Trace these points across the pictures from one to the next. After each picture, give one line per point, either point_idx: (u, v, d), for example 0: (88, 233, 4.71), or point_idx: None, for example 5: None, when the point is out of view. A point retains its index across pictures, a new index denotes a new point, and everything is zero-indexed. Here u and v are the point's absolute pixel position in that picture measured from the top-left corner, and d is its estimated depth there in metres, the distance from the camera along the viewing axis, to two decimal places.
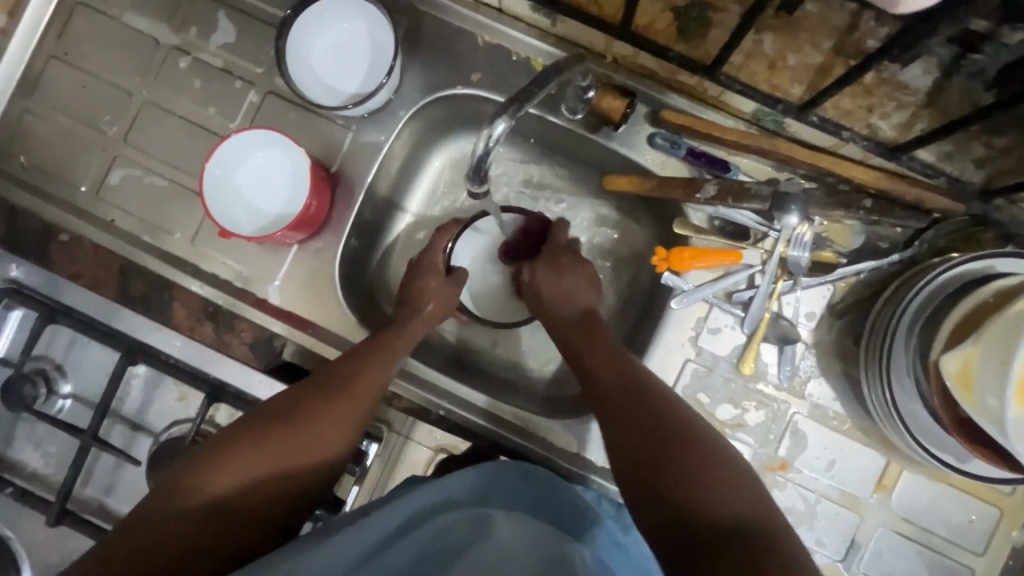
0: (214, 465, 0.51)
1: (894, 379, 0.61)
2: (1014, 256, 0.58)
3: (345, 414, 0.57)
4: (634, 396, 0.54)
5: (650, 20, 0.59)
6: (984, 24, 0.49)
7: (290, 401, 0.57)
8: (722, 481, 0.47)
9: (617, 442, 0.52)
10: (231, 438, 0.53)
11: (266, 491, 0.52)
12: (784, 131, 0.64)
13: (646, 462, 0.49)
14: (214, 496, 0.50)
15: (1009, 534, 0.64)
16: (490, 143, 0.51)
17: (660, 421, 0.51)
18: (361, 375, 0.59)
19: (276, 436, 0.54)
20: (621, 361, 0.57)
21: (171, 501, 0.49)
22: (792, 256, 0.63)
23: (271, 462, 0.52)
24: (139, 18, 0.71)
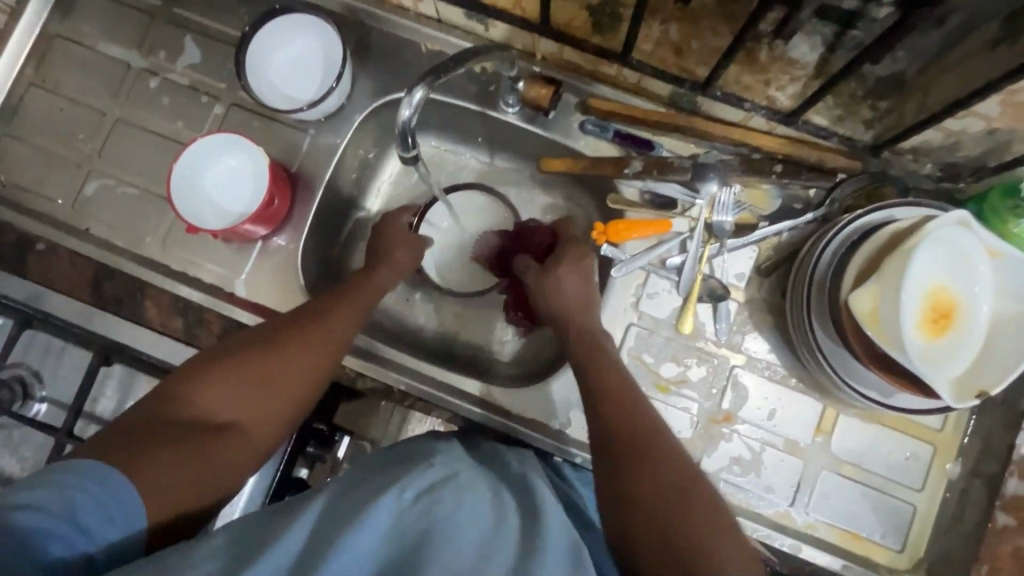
0: (197, 380, 0.57)
1: (816, 322, 0.65)
2: (909, 204, 0.64)
3: (323, 341, 0.62)
4: (629, 429, 0.54)
5: (568, 19, 0.66)
6: (854, 3, 0.52)
7: (271, 331, 0.62)
8: (723, 569, 0.45)
9: (606, 467, 0.53)
10: (215, 359, 0.59)
11: (245, 406, 0.57)
12: (699, 109, 0.71)
13: (650, 511, 0.49)
14: (196, 404, 0.56)
15: (944, 468, 0.68)
16: (411, 109, 0.57)
17: (663, 457, 0.52)
18: (340, 311, 0.65)
19: (259, 361, 0.59)
20: (624, 382, 0.58)
21: (158, 409, 0.55)
22: (716, 221, 0.69)
23: (251, 385, 0.58)
24: (113, 46, 0.78)
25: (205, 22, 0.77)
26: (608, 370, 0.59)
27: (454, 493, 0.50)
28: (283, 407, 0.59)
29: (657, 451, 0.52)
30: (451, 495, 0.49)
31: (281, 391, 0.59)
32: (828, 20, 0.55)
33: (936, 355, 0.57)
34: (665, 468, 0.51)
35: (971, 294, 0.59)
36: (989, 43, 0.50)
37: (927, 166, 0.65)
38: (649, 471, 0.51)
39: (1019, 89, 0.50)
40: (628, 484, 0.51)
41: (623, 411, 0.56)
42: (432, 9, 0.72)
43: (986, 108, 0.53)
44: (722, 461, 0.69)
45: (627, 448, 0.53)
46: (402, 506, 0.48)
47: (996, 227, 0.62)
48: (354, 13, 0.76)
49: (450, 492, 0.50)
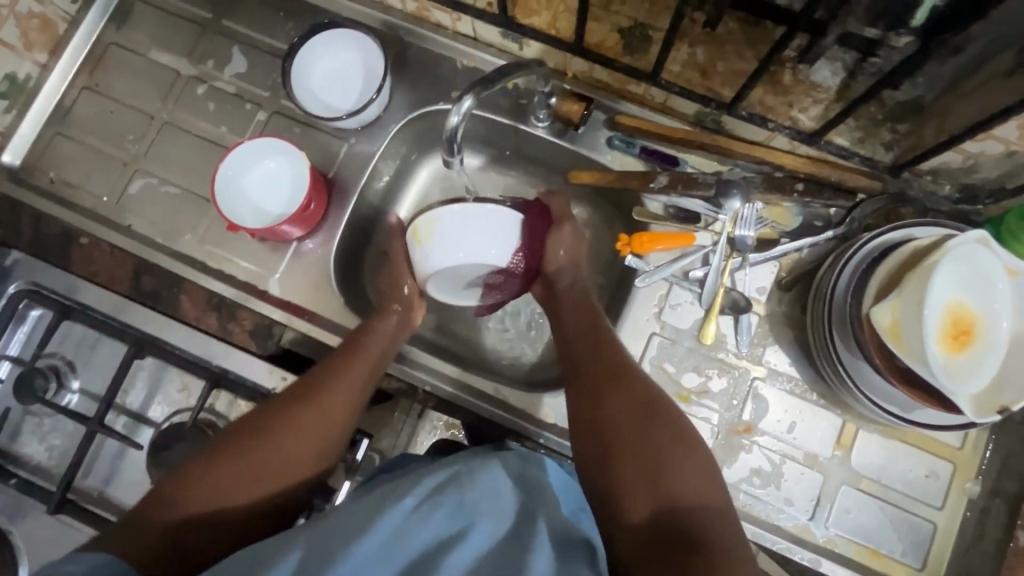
0: (196, 473, 0.56)
1: (836, 332, 0.67)
2: (928, 225, 0.66)
3: (321, 419, 0.62)
4: (612, 385, 0.60)
5: (601, 39, 0.69)
6: (874, 32, 0.56)
7: (263, 419, 0.61)
8: (684, 482, 0.53)
9: (594, 423, 0.58)
10: (215, 450, 0.58)
11: (250, 492, 0.56)
12: (724, 129, 0.73)
13: (618, 434, 0.56)
14: (197, 498, 0.54)
15: (964, 487, 0.68)
16: (460, 117, 0.61)
17: (628, 396, 0.59)
18: (335, 390, 0.64)
19: (253, 454, 0.58)
20: (607, 348, 0.64)
21: (159, 506, 0.54)
22: (739, 235, 0.71)
23: (255, 479, 0.57)
24: (164, 54, 0.82)
25: (254, 34, 0.81)
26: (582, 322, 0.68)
27: (456, 498, 0.50)
28: (288, 492, 0.59)
29: (632, 388, 0.60)
30: (451, 501, 0.50)
31: (283, 478, 0.58)
32: (848, 48, 0.58)
33: (957, 371, 0.58)
34: (646, 415, 0.57)
35: (992, 311, 0.60)
36: (1007, 70, 0.52)
37: (947, 187, 0.67)
38: (619, 400, 0.59)
39: None
40: (599, 403, 0.60)
41: (607, 367, 0.62)
42: (469, 28, 0.76)
43: (1006, 131, 0.56)
44: (741, 472, 0.70)
45: (607, 399, 0.59)
46: (405, 514, 0.48)
47: (1016, 247, 0.63)
48: (395, 30, 0.80)
49: (454, 497, 0.50)
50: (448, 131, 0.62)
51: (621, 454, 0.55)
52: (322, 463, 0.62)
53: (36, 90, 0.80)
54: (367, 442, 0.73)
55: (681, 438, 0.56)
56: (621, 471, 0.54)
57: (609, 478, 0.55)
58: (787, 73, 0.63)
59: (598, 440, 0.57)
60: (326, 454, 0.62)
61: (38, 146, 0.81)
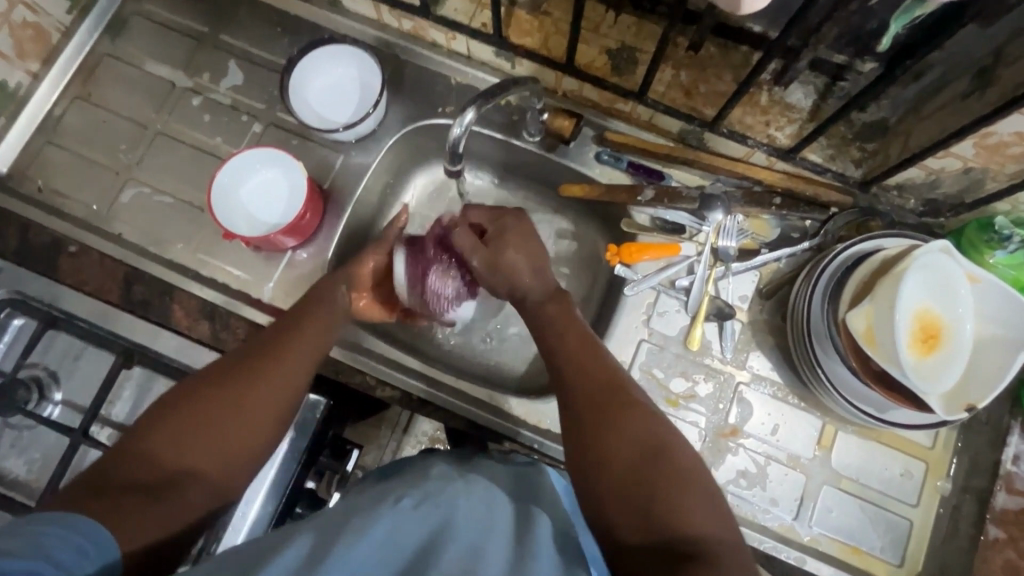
0: (156, 429, 0.56)
1: (813, 338, 0.70)
2: (896, 235, 0.70)
3: (284, 377, 0.62)
4: (615, 412, 0.58)
5: (590, 60, 0.73)
6: (843, 58, 0.65)
7: (222, 378, 0.60)
8: (693, 516, 0.51)
9: (599, 467, 0.55)
10: (176, 403, 0.58)
11: (211, 446, 0.56)
12: (705, 145, 0.77)
13: (632, 458, 0.55)
14: (155, 454, 0.54)
15: (936, 485, 0.71)
16: (461, 129, 0.63)
17: (639, 421, 0.57)
18: (296, 341, 0.65)
19: (224, 403, 0.59)
20: (596, 375, 0.61)
21: (117, 464, 0.53)
22: (721, 246, 0.75)
23: (218, 431, 0.57)
24: (159, 65, 0.83)
25: (250, 48, 0.82)
26: (577, 362, 0.62)
27: (451, 497, 0.51)
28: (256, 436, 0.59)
29: (637, 419, 0.57)
30: (444, 503, 0.50)
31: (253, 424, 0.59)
32: (819, 72, 0.68)
33: (930, 371, 0.62)
34: (644, 439, 0.56)
35: (957, 316, 0.64)
36: (963, 95, 0.58)
37: (912, 202, 0.72)
38: (622, 430, 0.57)
39: (994, 132, 0.56)
40: (599, 426, 0.57)
41: (598, 386, 0.60)
42: (463, 47, 0.79)
43: (963, 149, 0.60)
44: (729, 474, 0.72)
45: (606, 426, 0.57)
46: (402, 511, 0.49)
47: (975, 257, 0.68)
48: (391, 47, 0.82)
49: (449, 497, 0.51)
50: (450, 141, 0.64)
51: (629, 482, 0.53)
52: (293, 407, 0.63)
53: (25, 101, 0.80)
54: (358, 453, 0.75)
55: (681, 466, 0.54)
56: (617, 499, 0.53)
57: (601, 502, 0.54)
58: (763, 93, 0.70)
59: (604, 485, 0.54)
60: (293, 399, 0.63)
61: (27, 154, 0.80)
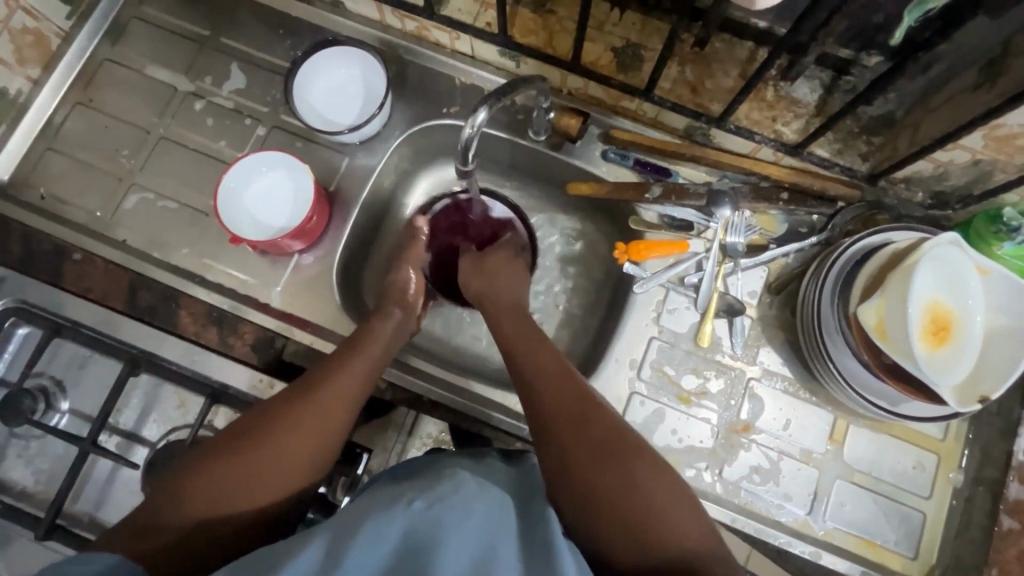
0: (207, 471, 0.54)
1: (824, 332, 0.70)
2: (903, 228, 0.70)
3: (333, 415, 0.60)
4: (584, 419, 0.58)
5: (595, 58, 0.73)
6: (848, 53, 0.65)
7: (271, 416, 0.58)
8: (674, 524, 0.52)
9: (578, 494, 0.54)
10: (226, 444, 0.56)
11: (259, 490, 0.54)
12: (712, 142, 0.77)
13: (604, 461, 0.55)
14: (203, 498, 0.53)
15: (949, 476, 0.72)
16: (472, 129, 0.62)
17: (607, 427, 0.58)
18: (338, 377, 0.63)
19: (273, 443, 0.56)
20: (580, 399, 0.61)
21: (167, 508, 0.52)
22: (730, 241, 0.74)
23: (267, 474, 0.55)
24: (160, 70, 0.82)
25: (252, 51, 0.82)
26: (548, 382, 0.62)
27: (464, 499, 0.49)
28: (286, 476, 0.56)
29: (608, 424, 0.58)
30: (458, 505, 0.48)
31: (284, 463, 0.56)
32: (824, 66, 0.68)
33: (941, 364, 0.63)
34: (620, 458, 0.56)
35: (967, 308, 0.65)
36: (972, 87, 0.58)
37: (919, 194, 0.72)
38: (598, 436, 0.57)
39: (1002, 124, 0.56)
40: (569, 434, 0.58)
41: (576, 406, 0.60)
42: (467, 47, 0.78)
43: (972, 141, 0.60)
44: (742, 470, 0.72)
45: (580, 433, 0.57)
46: (414, 514, 0.47)
47: (983, 248, 0.69)
48: (394, 48, 0.82)
49: (462, 498, 0.49)
50: (461, 142, 0.64)
51: (604, 505, 0.53)
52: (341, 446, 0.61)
53: (25, 107, 0.79)
54: (367, 457, 0.74)
55: (663, 487, 0.54)
56: (597, 514, 0.53)
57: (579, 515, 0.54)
58: (770, 89, 0.71)
59: (584, 513, 0.53)
60: (335, 439, 0.60)
61: (28, 162, 0.79)
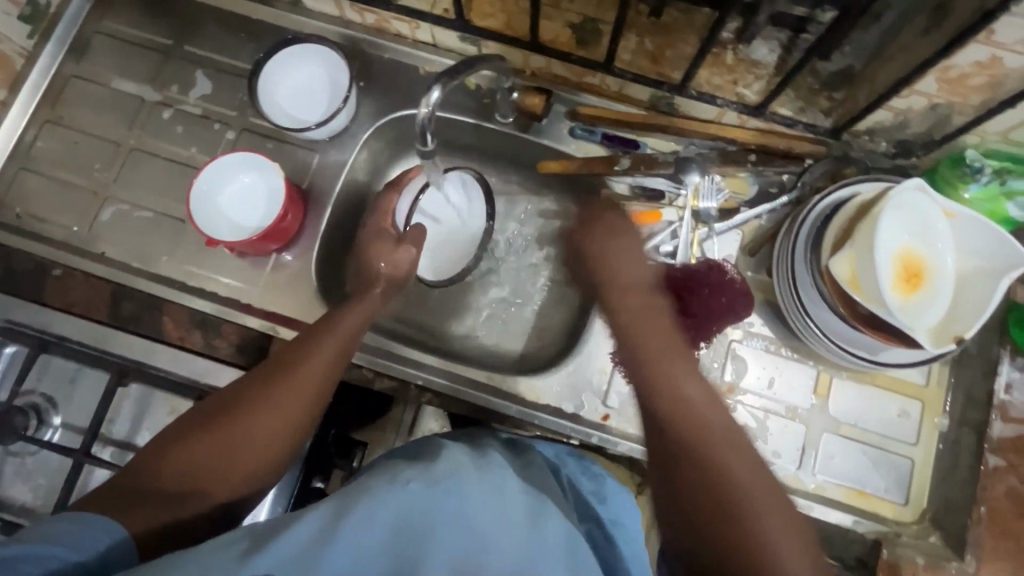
0: (184, 437, 0.56)
1: (800, 289, 0.71)
2: (871, 180, 0.71)
3: (310, 382, 0.61)
4: (691, 411, 0.56)
5: (554, 36, 0.73)
6: (804, 11, 0.64)
7: (250, 387, 0.60)
8: (773, 527, 0.51)
9: (677, 459, 0.55)
10: (207, 412, 0.58)
11: (235, 454, 0.56)
12: (677, 111, 0.78)
13: (699, 455, 0.54)
14: (179, 463, 0.54)
15: (934, 422, 0.72)
16: (428, 110, 0.63)
17: (721, 427, 0.56)
18: (317, 347, 0.64)
19: (250, 410, 0.58)
20: (696, 394, 0.58)
21: (143, 473, 0.53)
22: (702, 207, 0.75)
23: (243, 439, 0.57)
24: (127, 82, 0.82)
25: (216, 57, 0.82)
26: (658, 350, 0.61)
27: (461, 482, 0.50)
28: (257, 464, 0.57)
29: (718, 424, 0.56)
30: (455, 489, 0.49)
31: (252, 451, 0.57)
32: (783, 27, 0.67)
33: (914, 307, 0.63)
34: (707, 440, 0.55)
35: (937, 253, 0.65)
36: (921, 33, 0.58)
37: (883, 144, 0.73)
38: (699, 425, 0.56)
39: (953, 65, 0.57)
40: (679, 422, 0.56)
41: (679, 397, 0.57)
42: (428, 35, 0.79)
43: (926, 85, 0.61)
44: None
45: (690, 429, 0.55)
46: (412, 494, 0.47)
47: (950, 193, 0.69)
48: (356, 43, 0.82)
49: (461, 481, 0.50)
50: (418, 123, 0.64)
51: (714, 501, 0.52)
52: (318, 414, 0.62)
53: None
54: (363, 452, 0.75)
55: (762, 491, 0.52)
56: (701, 509, 0.52)
57: (679, 495, 0.54)
58: (729, 53, 0.70)
59: (685, 496, 0.54)
60: (312, 406, 0.61)
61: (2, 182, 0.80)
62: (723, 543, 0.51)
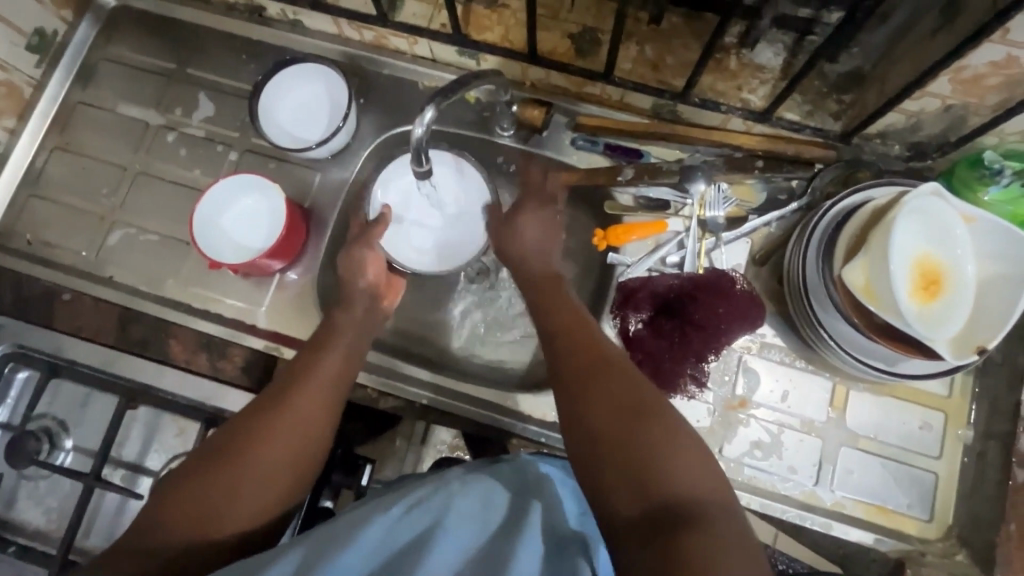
0: (186, 482, 0.54)
1: (812, 299, 0.68)
2: (885, 183, 0.68)
3: (311, 405, 0.60)
4: (603, 373, 0.54)
5: (553, 47, 0.73)
6: (808, 12, 0.64)
7: (250, 418, 0.59)
8: (686, 472, 0.47)
9: (570, 421, 0.52)
10: (207, 451, 0.56)
11: (242, 492, 0.54)
12: (680, 118, 0.76)
13: (614, 410, 0.51)
14: (184, 510, 0.52)
15: (957, 434, 0.70)
16: (423, 128, 0.62)
17: (627, 382, 0.53)
18: (315, 370, 0.63)
19: (253, 441, 0.57)
20: (606, 399, 0.52)
21: (145, 528, 0.51)
22: (710, 216, 0.73)
23: (250, 473, 0.55)
24: (132, 106, 0.83)
25: (218, 79, 0.83)
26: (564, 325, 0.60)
27: (445, 499, 0.51)
28: (269, 495, 0.55)
29: (625, 379, 0.53)
30: (438, 506, 0.51)
31: (264, 472, 0.56)
32: (786, 29, 0.67)
33: (935, 317, 0.61)
34: (633, 399, 0.51)
35: (956, 258, 0.63)
36: (931, 33, 0.56)
37: (896, 148, 0.70)
38: (605, 386, 0.53)
39: (966, 66, 0.55)
40: (590, 383, 0.53)
41: (617, 400, 0.51)
42: (427, 50, 0.79)
43: (939, 87, 0.58)
44: (743, 446, 0.71)
45: (595, 387, 0.53)
46: (393, 520, 0.49)
47: (968, 196, 0.67)
48: (356, 60, 0.82)
49: (443, 500, 0.51)
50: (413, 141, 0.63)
51: (614, 453, 0.48)
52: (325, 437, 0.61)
53: (6, 157, 0.81)
54: (371, 468, 0.75)
55: (676, 435, 0.49)
56: (608, 461, 0.48)
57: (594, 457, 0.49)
58: (733, 59, 0.69)
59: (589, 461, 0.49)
60: (317, 430, 0.60)
61: (13, 210, 0.81)
62: (629, 488, 0.47)
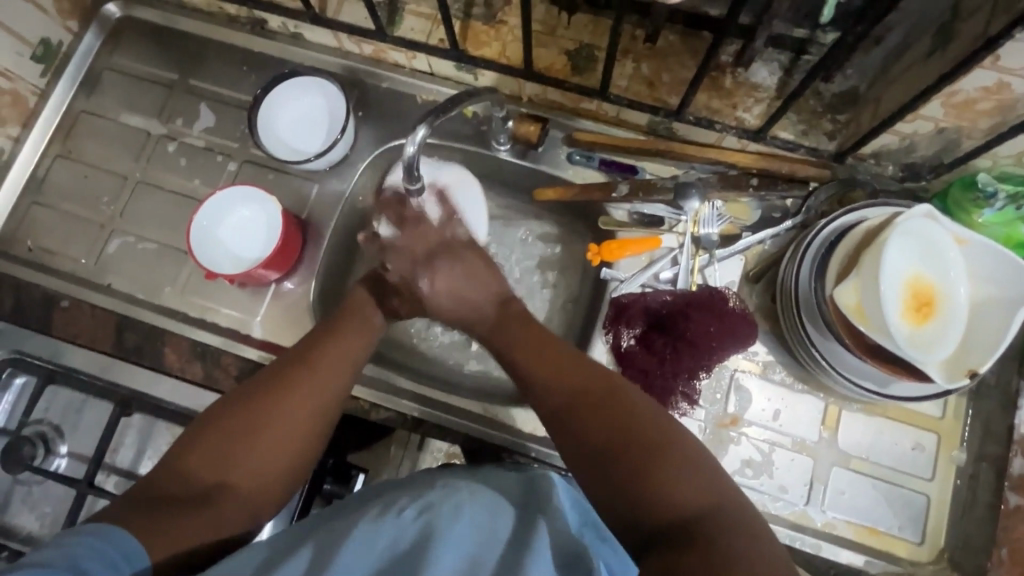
0: (204, 438, 0.55)
1: (805, 318, 0.68)
2: (879, 205, 0.68)
3: (327, 378, 0.61)
4: (591, 406, 0.54)
5: (549, 63, 0.73)
6: (803, 32, 0.65)
7: (267, 382, 0.59)
8: (689, 487, 0.48)
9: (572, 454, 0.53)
10: (224, 409, 0.57)
11: (255, 455, 0.55)
12: (675, 135, 0.76)
13: (611, 442, 0.52)
14: (199, 467, 0.54)
15: (950, 456, 0.69)
16: (414, 145, 0.63)
17: (615, 413, 0.53)
18: (333, 343, 0.63)
19: (270, 404, 0.57)
20: (597, 432, 0.53)
21: (163, 478, 0.53)
22: (703, 233, 0.74)
23: (265, 437, 0.56)
24: (134, 116, 0.85)
25: (219, 90, 0.84)
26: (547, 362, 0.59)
27: (455, 501, 0.50)
28: (281, 462, 0.57)
29: (617, 407, 0.54)
30: (448, 509, 0.49)
31: (277, 440, 0.57)
32: (782, 47, 0.68)
33: (927, 339, 0.61)
34: (625, 424, 0.52)
35: (949, 281, 0.63)
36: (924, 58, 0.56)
37: (890, 168, 0.70)
38: (599, 417, 0.53)
39: (958, 90, 0.55)
40: (580, 421, 0.54)
41: (609, 426, 0.53)
42: (425, 65, 0.80)
43: (932, 110, 0.58)
44: (734, 464, 0.71)
45: (591, 418, 0.53)
46: (403, 524, 0.48)
47: (963, 218, 0.66)
48: (355, 74, 0.83)
49: (454, 502, 0.50)
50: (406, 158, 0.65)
51: (618, 478, 0.50)
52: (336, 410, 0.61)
53: (9, 164, 0.82)
54: (362, 477, 0.75)
55: (674, 452, 0.50)
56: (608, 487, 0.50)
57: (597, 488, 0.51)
58: (727, 77, 0.70)
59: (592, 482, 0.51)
60: (328, 405, 0.60)
61: (15, 216, 0.83)
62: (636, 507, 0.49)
